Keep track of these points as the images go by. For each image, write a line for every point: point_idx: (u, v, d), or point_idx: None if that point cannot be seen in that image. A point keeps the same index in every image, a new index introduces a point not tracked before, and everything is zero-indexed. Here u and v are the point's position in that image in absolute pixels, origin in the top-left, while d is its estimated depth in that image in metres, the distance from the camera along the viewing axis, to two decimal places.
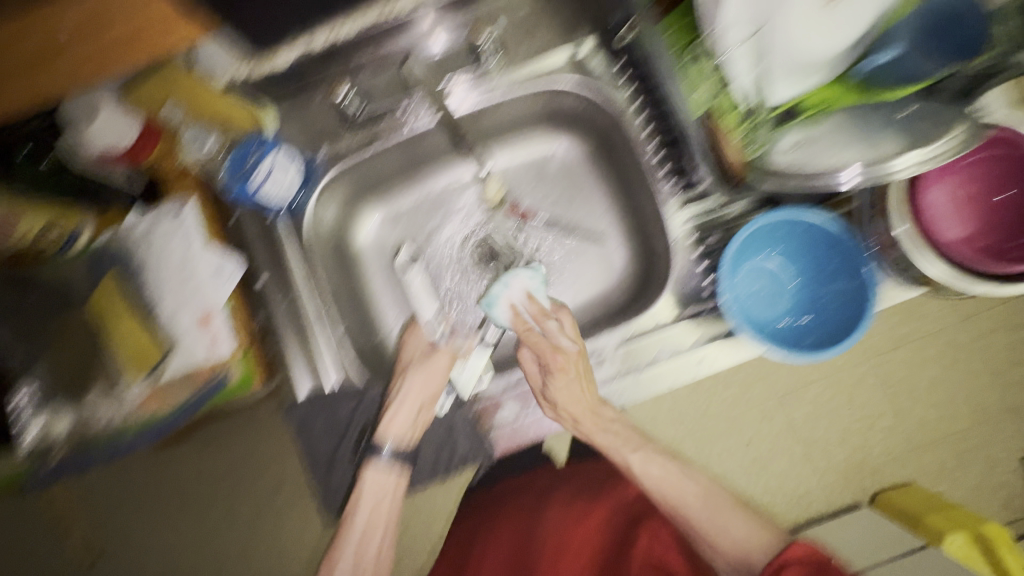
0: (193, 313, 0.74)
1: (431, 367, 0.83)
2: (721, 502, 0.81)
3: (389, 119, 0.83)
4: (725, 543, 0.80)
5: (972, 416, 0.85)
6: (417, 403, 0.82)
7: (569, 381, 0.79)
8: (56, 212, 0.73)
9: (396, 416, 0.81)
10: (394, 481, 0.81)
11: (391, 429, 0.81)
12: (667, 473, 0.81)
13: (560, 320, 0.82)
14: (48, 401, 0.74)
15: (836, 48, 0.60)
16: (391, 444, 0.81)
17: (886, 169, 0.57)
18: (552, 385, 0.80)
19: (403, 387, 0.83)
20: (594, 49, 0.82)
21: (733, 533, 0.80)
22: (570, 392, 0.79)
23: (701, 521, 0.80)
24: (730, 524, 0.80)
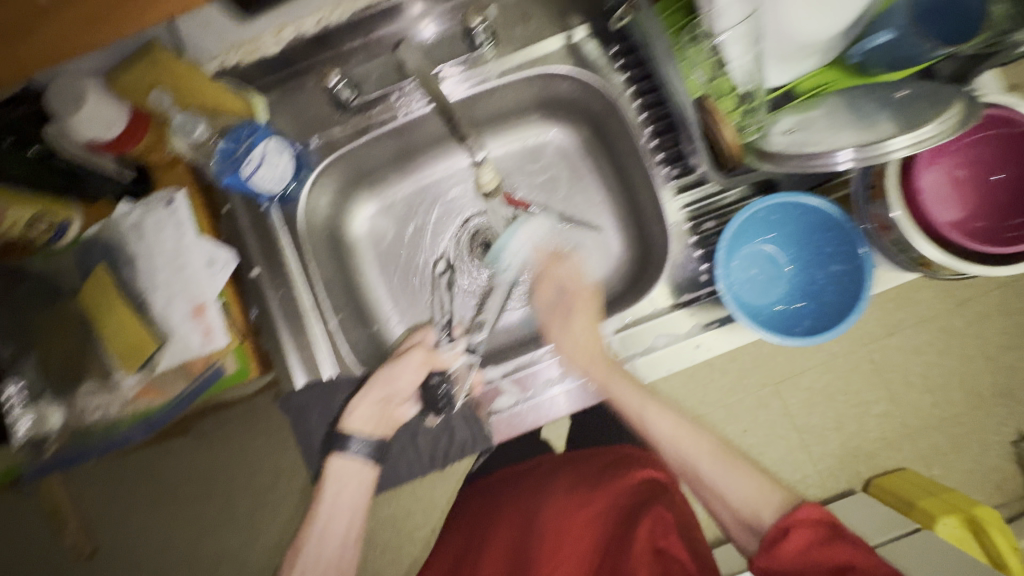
0: (187, 303, 0.66)
1: (405, 366, 0.72)
2: (734, 462, 0.69)
3: (386, 104, 0.72)
4: (731, 497, 0.67)
5: (968, 403, 1.01)
6: (380, 401, 0.70)
7: (586, 312, 0.72)
8: (45, 203, 0.64)
9: (355, 410, 0.69)
10: (367, 474, 0.72)
11: (349, 423, 0.69)
12: (686, 439, 0.71)
13: (573, 262, 0.77)
14: (41, 392, 0.69)
15: (834, 30, 0.57)
16: (359, 440, 0.69)
17: (879, 151, 0.50)
18: (571, 321, 0.72)
19: (399, 360, 0.72)
20: (589, 32, 0.70)
21: (734, 488, 0.67)
22: (583, 325, 0.70)
23: (710, 476, 0.69)
24: (733, 474, 0.68)
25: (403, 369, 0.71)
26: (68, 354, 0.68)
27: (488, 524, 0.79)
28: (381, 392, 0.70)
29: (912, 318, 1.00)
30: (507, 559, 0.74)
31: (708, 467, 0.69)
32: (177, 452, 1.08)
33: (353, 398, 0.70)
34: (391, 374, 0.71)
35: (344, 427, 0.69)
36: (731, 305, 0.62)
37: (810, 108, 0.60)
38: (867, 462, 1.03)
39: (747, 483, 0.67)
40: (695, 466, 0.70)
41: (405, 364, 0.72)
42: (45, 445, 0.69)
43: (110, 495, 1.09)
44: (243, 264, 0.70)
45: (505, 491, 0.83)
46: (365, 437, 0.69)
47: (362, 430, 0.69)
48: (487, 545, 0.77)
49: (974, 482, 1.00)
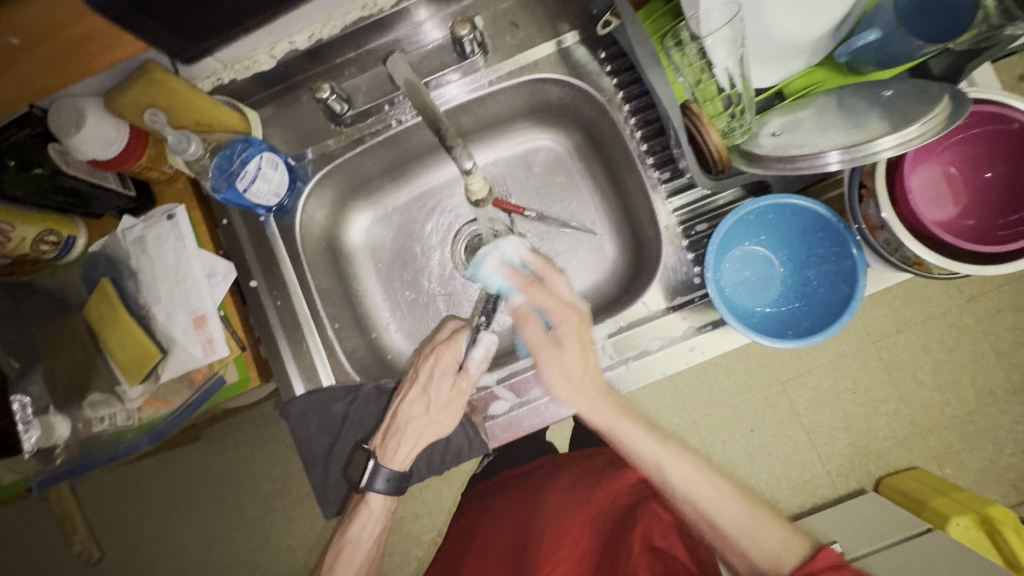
0: (187, 314, 0.68)
1: (439, 391, 0.70)
2: (754, 507, 0.66)
3: (380, 115, 0.73)
4: (742, 541, 0.64)
5: (981, 400, 0.99)
6: (417, 440, 0.70)
7: (574, 350, 0.66)
8: (52, 220, 0.66)
9: (390, 447, 0.70)
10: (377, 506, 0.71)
11: (388, 461, 0.69)
12: (683, 468, 0.67)
13: (556, 280, 0.69)
14: (48, 404, 0.71)
15: (819, 30, 0.56)
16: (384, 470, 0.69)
17: (865, 152, 0.50)
18: (557, 349, 0.66)
19: (428, 389, 0.70)
20: (579, 38, 0.70)
21: (758, 534, 0.64)
22: (566, 357, 0.66)
23: (710, 508, 0.65)
24: (741, 510, 0.65)
25: (433, 398, 0.69)
26: (75, 366, 0.70)
27: (488, 525, 0.80)
28: (408, 426, 0.70)
29: (920, 315, 0.99)
30: (505, 559, 0.74)
31: (708, 505, 0.65)
32: (190, 458, 1.10)
33: (381, 431, 0.70)
34: (425, 398, 0.70)
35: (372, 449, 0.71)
36: (722, 308, 0.62)
37: (798, 108, 0.59)
38: (877, 461, 1.01)
39: (769, 534, 0.64)
40: (689, 494, 0.66)
41: (439, 387, 0.70)
42: (55, 453, 0.71)
43: (125, 501, 1.11)
44: (242, 275, 0.72)
45: (506, 493, 0.84)
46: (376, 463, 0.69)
47: (391, 462, 0.70)
48: (487, 544, 0.77)
49: (988, 481, 0.99)
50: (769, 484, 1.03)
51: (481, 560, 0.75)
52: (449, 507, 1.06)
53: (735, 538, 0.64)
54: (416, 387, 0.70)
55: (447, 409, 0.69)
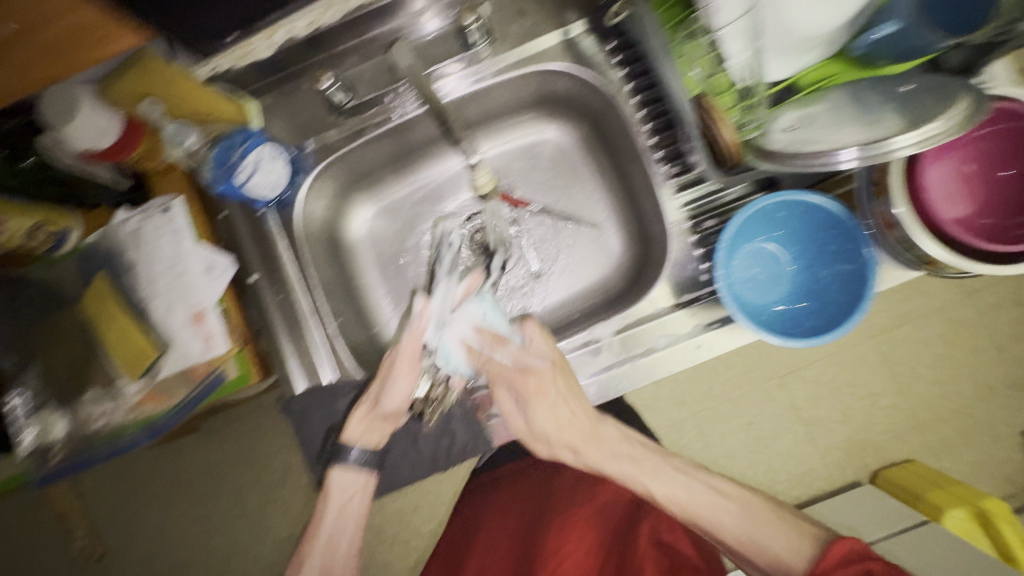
0: (186, 310, 0.67)
1: (402, 377, 0.68)
2: (760, 513, 0.65)
3: (380, 105, 0.71)
4: (750, 548, 0.63)
5: (978, 394, 0.99)
6: (380, 417, 0.69)
7: (547, 402, 0.67)
8: (44, 212, 0.65)
9: (352, 421, 0.69)
10: (365, 480, 0.71)
11: (347, 434, 0.69)
12: (695, 489, 0.67)
13: (527, 333, 0.69)
14: (46, 402, 0.70)
15: (838, 23, 0.54)
16: (357, 451, 0.69)
17: (882, 150, 0.48)
18: (533, 412, 0.68)
19: (391, 374, 0.68)
20: (586, 27, 0.68)
21: (764, 543, 0.62)
22: (551, 416, 0.68)
23: (735, 534, 0.64)
24: (764, 535, 0.63)
25: (399, 381, 0.68)
26: (71, 360, 0.69)
27: (491, 520, 0.79)
28: (373, 404, 0.68)
29: (921, 310, 0.99)
30: (510, 560, 0.73)
31: (735, 528, 0.64)
32: (187, 451, 1.10)
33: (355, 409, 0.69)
34: (388, 378, 0.68)
35: (345, 438, 0.69)
36: (730, 304, 0.61)
37: (812, 103, 0.58)
38: (874, 455, 1.02)
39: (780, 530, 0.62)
40: (711, 524, 0.65)
41: (405, 373, 0.68)
42: (52, 452, 0.70)
43: (122, 494, 1.11)
44: (241, 270, 0.71)
45: (505, 484, 0.82)
46: (363, 448, 0.69)
47: (363, 441, 0.70)
48: (491, 541, 0.76)
49: (983, 474, 0.99)
50: (767, 478, 1.04)
51: (483, 559, 0.74)
52: (448, 499, 1.07)
53: (747, 545, 0.63)
54: (384, 371, 0.69)
55: (408, 386, 0.69)
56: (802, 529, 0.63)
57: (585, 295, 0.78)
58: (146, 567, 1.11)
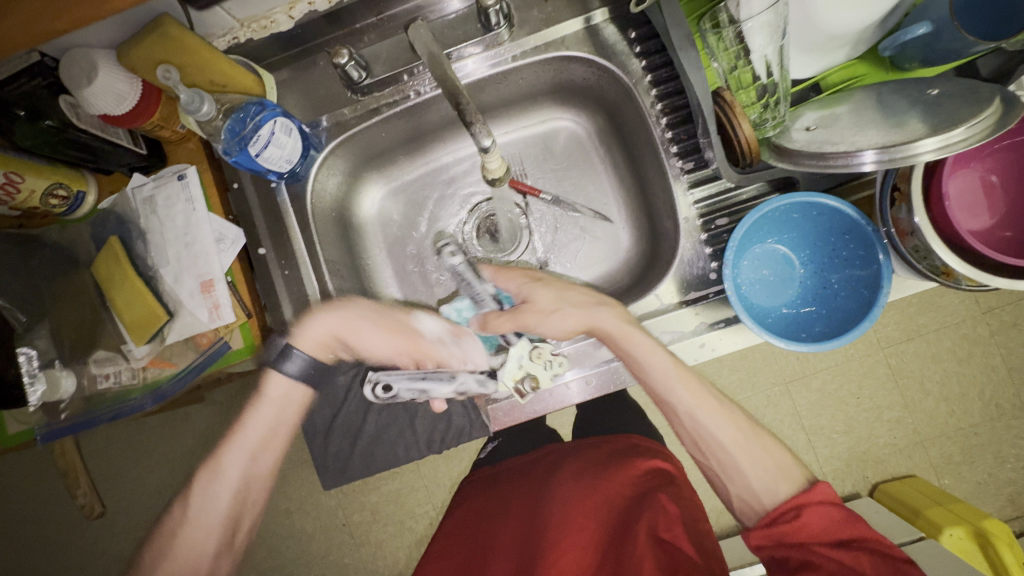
0: (196, 277, 0.68)
1: (370, 328, 0.73)
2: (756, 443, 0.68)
3: (398, 85, 0.70)
4: (757, 488, 0.65)
5: (985, 413, 0.98)
6: (331, 330, 0.71)
7: (560, 291, 0.71)
8: (60, 173, 0.65)
9: (305, 330, 0.70)
10: (302, 395, 0.73)
11: (297, 342, 0.70)
12: (705, 410, 0.67)
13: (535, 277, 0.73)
14: (54, 358, 0.71)
15: (869, 19, 0.51)
16: (300, 357, 0.70)
17: (906, 155, 0.47)
18: (551, 317, 0.69)
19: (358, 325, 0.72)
20: (609, 15, 0.67)
21: (744, 469, 0.66)
22: (565, 321, 0.68)
23: (728, 444, 0.67)
24: (749, 458, 0.67)
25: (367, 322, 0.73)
26: (81, 321, 0.71)
27: (495, 512, 0.78)
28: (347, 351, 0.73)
29: (934, 324, 0.97)
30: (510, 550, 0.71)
31: (727, 441, 0.67)
32: (192, 417, 1.12)
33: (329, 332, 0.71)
34: (360, 334, 0.72)
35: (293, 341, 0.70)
36: (734, 305, 0.60)
37: (835, 103, 0.57)
38: (874, 467, 1.01)
39: (769, 465, 0.67)
40: (708, 431, 0.67)
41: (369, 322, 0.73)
42: (60, 409, 0.72)
43: (126, 457, 1.14)
44: (251, 242, 0.71)
45: (511, 481, 0.83)
46: (302, 351, 0.70)
47: (312, 354, 0.71)
48: (492, 534, 0.75)
49: (985, 495, 0.98)
50: None
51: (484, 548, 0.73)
52: (445, 484, 1.08)
53: (737, 469, 0.67)
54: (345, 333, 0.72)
55: (382, 339, 0.73)
56: (787, 469, 0.66)
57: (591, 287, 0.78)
58: (148, 528, 1.14)
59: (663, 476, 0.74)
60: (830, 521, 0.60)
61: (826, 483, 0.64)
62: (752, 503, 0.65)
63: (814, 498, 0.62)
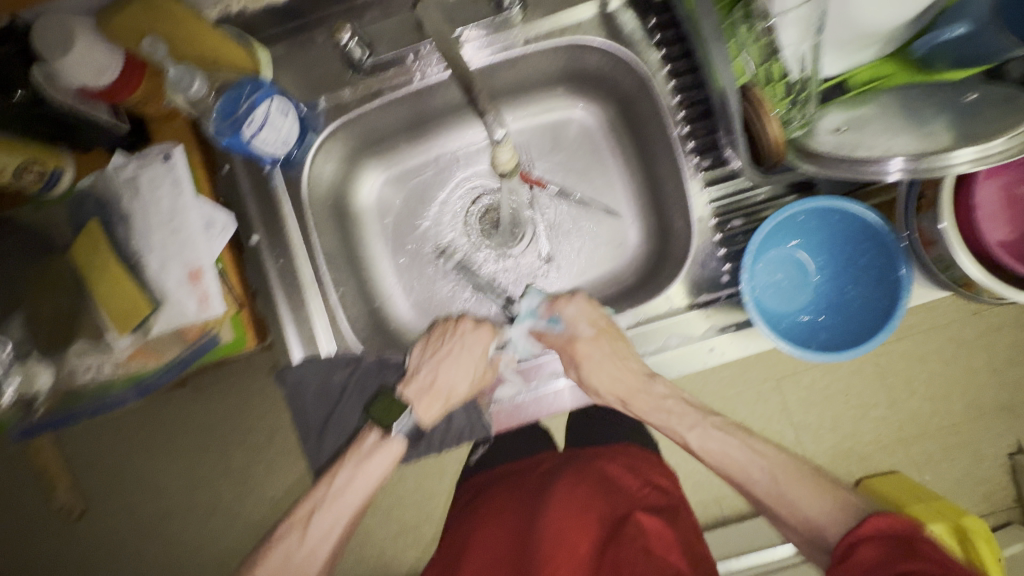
0: (182, 267, 0.63)
1: (462, 354, 0.68)
2: (800, 477, 0.61)
3: (401, 67, 0.66)
4: (803, 524, 0.58)
5: (968, 412, 0.99)
6: (438, 399, 0.68)
7: (600, 358, 0.64)
8: (32, 151, 0.60)
9: (415, 401, 0.67)
10: (396, 449, 0.65)
11: (417, 415, 0.67)
12: (732, 447, 0.64)
13: (576, 304, 0.67)
14: (29, 351, 0.67)
15: (898, 18, 0.49)
16: (410, 419, 0.66)
17: (940, 164, 0.45)
18: (589, 370, 0.65)
19: (425, 364, 0.68)
20: (626, 1, 0.64)
21: (799, 505, 0.59)
22: (610, 374, 0.65)
23: (767, 492, 0.61)
24: (798, 496, 0.59)
25: (467, 344, 0.68)
26: (58, 310, 0.66)
27: (485, 525, 0.74)
28: (436, 393, 0.68)
29: (922, 325, 0.98)
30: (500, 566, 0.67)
31: (760, 476, 0.62)
32: (176, 403, 1.08)
33: (408, 388, 0.67)
34: (451, 359, 0.68)
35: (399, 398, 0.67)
36: (750, 311, 0.58)
37: (859, 104, 0.56)
38: (859, 462, 1.01)
39: (819, 496, 0.59)
40: (736, 472, 0.63)
41: (465, 346, 0.68)
42: (35, 405, 0.68)
43: (104, 444, 1.09)
44: (243, 229, 0.67)
45: (505, 492, 0.79)
46: (405, 416, 0.66)
47: (419, 418, 0.67)
48: (482, 549, 0.71)
49: (963, 490, 0.99)
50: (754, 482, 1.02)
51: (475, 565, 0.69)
52: (434, 474, 1.06)
53: (782, 504, 0.60)
54: (435, 357, 0.69)
55: (472, 370, 0.67)
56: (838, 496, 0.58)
57: (596, 284, 0.76)
58: (124, 516, 1.10)
59: (665, 500, 0.71)
60: (877, 557, 0.50)
61: (882, 515, 0.53)
62: (819, 540, 0.57)
63: (868, 531, 0.53)
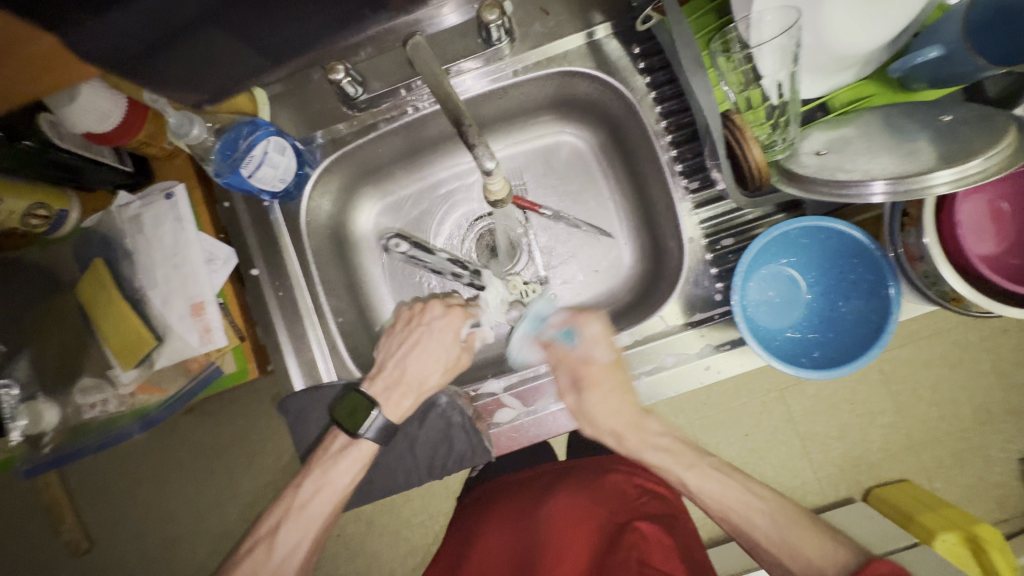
0: (185, 300, 0.65)
1: (431, 342, 0.70)
2: (794, 517, 0.62)
3: (394, 101, 0.68)
4: (787, 559, 0.59)
5: (976, 418, 0.96)
6: (409, 391, 0.69)
7: (603, 386, 0.65)
8: (41, 194, 0.62)
9: (389, 398, 0.67)
10: (366, 451, 0.66)
11: (387, 411, 0.67)
12: (729, 490, 0.65)
13: (590, 325, 0.67)
14: (37, 391, 0.68)
15: (873, 43, 0.53)
16: (381, 417, 0.66)
17: (920, 185, 0.46)
18: (588, 398, 0.66)
19: (395, 354, 0.69)
20: (612, 30, 0.66)
21: (793, 543, 0.60)
22: (606, 404, 0.66)
23: (767, 535, 0.61)
24: (801, 543, 0.59)
25: (435, 333, 0.70)
26: (65, 347, 0.68)
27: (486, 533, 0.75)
28: (407, 386, 0.68)
29: (927, 331, 0.96)
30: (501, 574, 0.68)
31: (759, 518, 0.62)
32: (181, 430, 1.09)
33: (378, 382, 0.67)
34: (420, 349, 0.69)
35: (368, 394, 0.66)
36: (742, 329, 0.59)
37: (841, 124, 0.56)
38: (868, 472, 0.98)
39: (820, 540, 0.59)
40: (727, 508, 0.64)
41: (434, 334, 0.70)
42: (43, 441, 0.69)
43: (110, 474, 1.10)
44: (243, 262, 0.69)
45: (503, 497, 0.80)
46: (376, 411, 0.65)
47: (388, 413, 0.67)
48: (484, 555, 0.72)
49: (976, 498, 0.96)
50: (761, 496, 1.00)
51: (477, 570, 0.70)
52: (439, 493, 1.05)
53: (770, 532, 0.61)
54: (402, 348, 0.70)
55: (443, 359, 0.70)
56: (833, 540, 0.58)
57: (593, 304, 0.76)
58: (129, 547, 1.10)
59: (665, 508, 0.72)
60: None
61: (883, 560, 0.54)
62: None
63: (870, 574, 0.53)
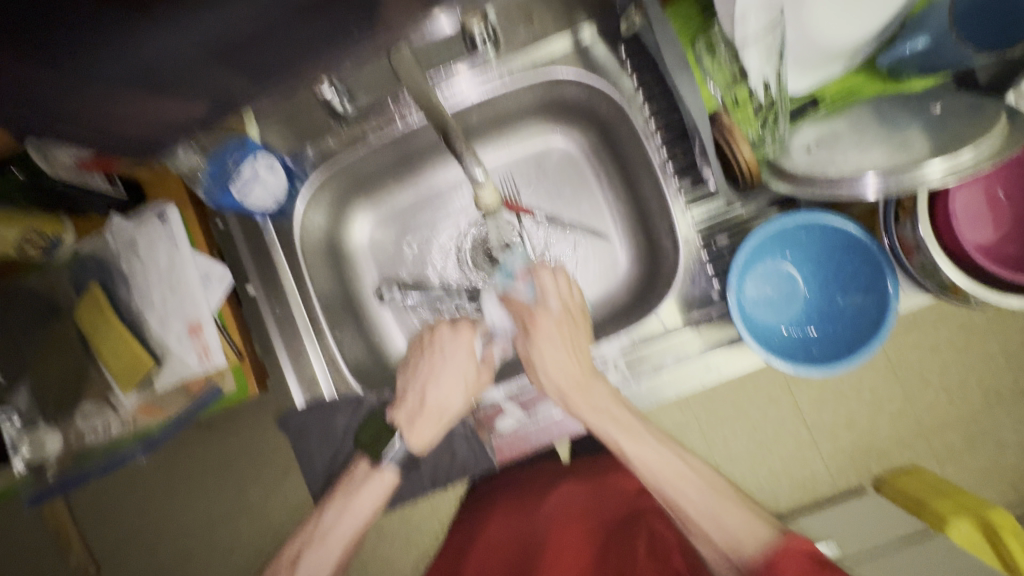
0: (182, 322, 0.65)
1: (445, 363, 0.70)
2: (727, 495, 0.66)
3: (381, 113, 0.69)
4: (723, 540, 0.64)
5: (987, 400, 0.93)
6: (432, 418, 0.69)
7: (550, 335, 0.68)
8: (34, 220, 0.63)
9: (413, 427, 0.69)
10: (389, 478, 0.71)
11: (408, 438, 0.69)
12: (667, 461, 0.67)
13: (546, 278, 0.70)
14: (37, 418, 0.69)
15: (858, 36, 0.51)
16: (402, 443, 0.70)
17: (912, 179, 0.47)
18: (536, 346, 0.68)
19: (411, 379, 0.70)
20: (597, 31, 0.66)
21: (724, 520, 0.64)
22: (554, 356, 0.67)
23: (695, 510, 0.65)
24: (720, 512, 0.65)
25: (449, 355, 0.71)
26: (66, 373, 0.68)
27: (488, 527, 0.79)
28: (429, 412, 0.69)
29: (932, 315, 0.94)
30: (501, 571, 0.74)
31: (692, 495, 0.65)
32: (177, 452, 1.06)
33: (402, 411, 0.69)
34: (437, 375, 0.70)
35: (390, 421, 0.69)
36: (742, 328, 0.59)
37: (832, 117, 0.55)
38: (878, 459, 0.95)
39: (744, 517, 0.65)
40: (676, 494, 0.66)
41: (448, 356, 0.71)
42: (46, 468, 0.70)
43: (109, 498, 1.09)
44: (239, 280, 0.69)
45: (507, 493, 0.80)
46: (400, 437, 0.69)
47: (410, 441, 0.70)
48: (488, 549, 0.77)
49: (989, 481, 0.93)
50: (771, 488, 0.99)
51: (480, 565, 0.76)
52: None
53: (713, 515, 0.65)
54: (421, 375, 0.71)
55: (462, 380, 0.69)
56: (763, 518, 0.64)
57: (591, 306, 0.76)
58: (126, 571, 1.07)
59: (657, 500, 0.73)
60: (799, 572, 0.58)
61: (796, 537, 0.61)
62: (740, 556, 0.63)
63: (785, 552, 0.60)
